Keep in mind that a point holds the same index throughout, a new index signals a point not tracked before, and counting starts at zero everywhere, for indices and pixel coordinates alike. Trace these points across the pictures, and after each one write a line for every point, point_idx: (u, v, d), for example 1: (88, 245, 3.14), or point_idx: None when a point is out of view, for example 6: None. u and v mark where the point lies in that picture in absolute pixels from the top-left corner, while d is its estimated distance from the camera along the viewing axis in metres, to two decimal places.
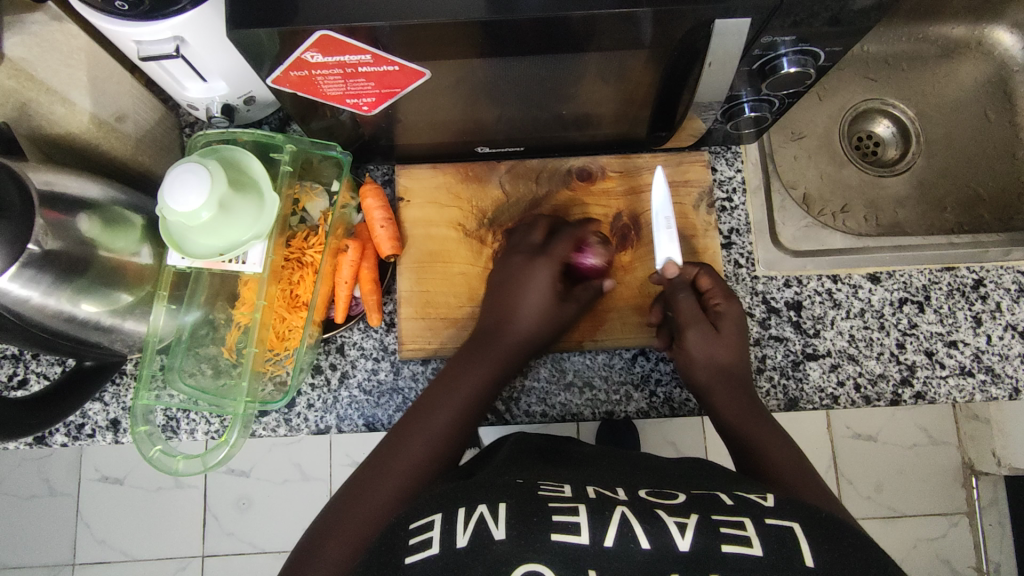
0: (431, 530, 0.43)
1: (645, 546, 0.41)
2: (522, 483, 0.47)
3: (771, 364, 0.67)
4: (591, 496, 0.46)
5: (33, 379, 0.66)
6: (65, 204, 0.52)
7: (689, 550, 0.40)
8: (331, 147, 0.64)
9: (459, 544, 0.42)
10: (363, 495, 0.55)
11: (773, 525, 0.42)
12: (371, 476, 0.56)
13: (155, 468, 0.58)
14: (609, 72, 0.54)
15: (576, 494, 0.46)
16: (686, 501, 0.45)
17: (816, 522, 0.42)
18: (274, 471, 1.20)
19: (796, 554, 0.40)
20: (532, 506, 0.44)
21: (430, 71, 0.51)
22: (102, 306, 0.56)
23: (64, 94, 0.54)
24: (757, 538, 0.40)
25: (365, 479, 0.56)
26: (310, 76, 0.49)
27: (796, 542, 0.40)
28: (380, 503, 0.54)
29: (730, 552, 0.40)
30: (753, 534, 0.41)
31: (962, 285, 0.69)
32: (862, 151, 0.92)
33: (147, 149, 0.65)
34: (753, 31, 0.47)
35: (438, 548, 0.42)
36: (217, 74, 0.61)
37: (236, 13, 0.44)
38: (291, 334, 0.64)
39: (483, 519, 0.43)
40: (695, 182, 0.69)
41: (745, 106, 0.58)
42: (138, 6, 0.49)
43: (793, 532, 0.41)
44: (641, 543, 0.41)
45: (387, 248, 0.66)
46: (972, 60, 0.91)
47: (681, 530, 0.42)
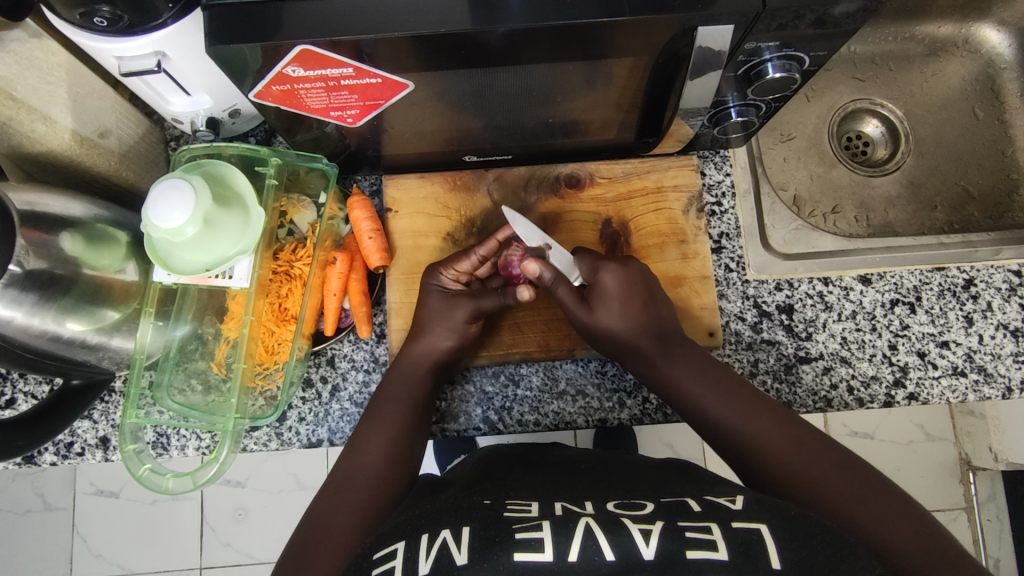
0: (394, 559, 0.43)
1: (610, 558, 0.41)
2: (488, 504, 0.48)
3: (763, 368, 0.67)
4: (558, 512, 0.46)
5: (21, 399, 0.66)
6: (47, 223, 0.52)
7: (653, 559, 0.41)
8: (316, 159, 0.64)
9: (420, 571, 0.42)
10: (343, 508, 0.56)
11: (740, 529, 0.42)
12: (344, 489, 0.57)
13: (144, 487, 0.57)
14: (595, 79, 0.54)
15: (543, 512, 0.46)
16: (655, 509, 0.46)
17: (786, 525, 0.42)
18: (270, 481, 1.23)
19: (762, 557, 0.40)
20: (497, 529, 0.44)
21: (414, 82, 0.51)
22: (88, 324, 0.56)
23: (45, 112, 0.54)
24: (723, 543, 0.41)
25: (339, 490, 0.57)
26: (293, 89, 0.49)
27: (762, 545, 0.40)
28: (355, 513, 0.55)
29: (695, 558, 0.40)
30: (719, 540, 0.41)
31: (952, 285, 0.69)
32: (852, 151, 0.92)
33: (132, 164, 0.64)
34: (737, 37, 0.47)
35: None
36: (200, 88, 0.60)
37: (216, 27, 0.43)
38: (280, 348, 0.63)
39: (446, 546, 0.43)
40: (683, 187, 0.69)
41: (731, 110, 0.58)
42: (117, 22, 0.49)
43: (762, 535, 0.41)
44: (605, 555, 0.41)
45: (375, 259, 0.65)
46: (959, 58, 0.91)
47: (645, 538, 0.42)
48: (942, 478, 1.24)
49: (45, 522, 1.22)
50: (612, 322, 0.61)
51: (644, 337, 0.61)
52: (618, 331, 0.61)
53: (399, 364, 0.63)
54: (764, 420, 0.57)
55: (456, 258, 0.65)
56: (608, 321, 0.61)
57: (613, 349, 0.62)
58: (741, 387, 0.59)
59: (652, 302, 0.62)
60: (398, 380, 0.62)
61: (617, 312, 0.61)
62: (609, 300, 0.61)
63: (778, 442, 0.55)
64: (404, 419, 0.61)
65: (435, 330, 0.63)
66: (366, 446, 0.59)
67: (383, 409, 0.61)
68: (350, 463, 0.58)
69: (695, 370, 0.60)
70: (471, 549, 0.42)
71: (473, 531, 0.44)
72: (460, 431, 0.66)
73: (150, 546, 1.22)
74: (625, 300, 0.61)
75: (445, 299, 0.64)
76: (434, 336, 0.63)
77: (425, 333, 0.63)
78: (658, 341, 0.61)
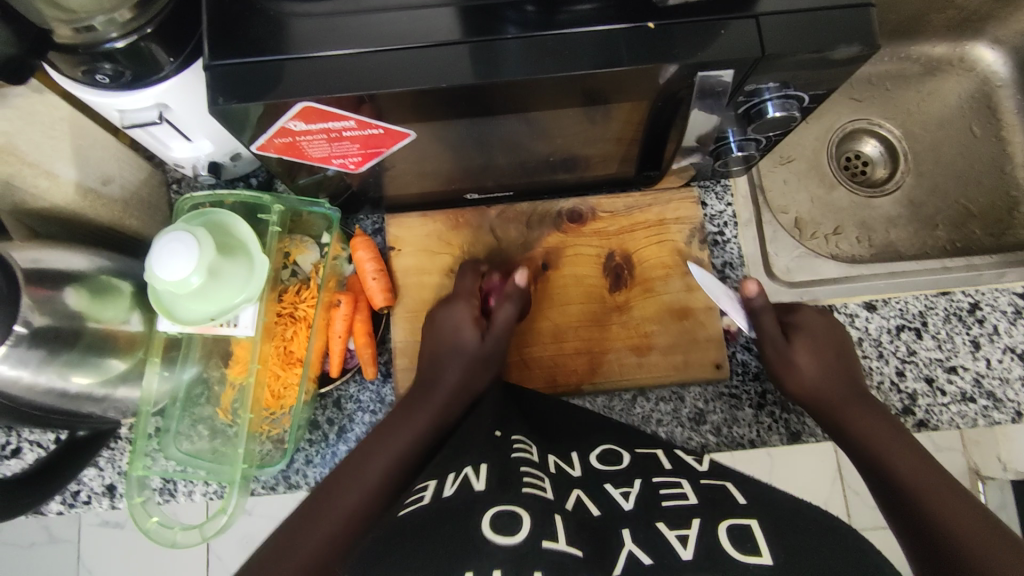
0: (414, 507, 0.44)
1: (625, 511, 0.41)
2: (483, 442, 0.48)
3: (771, 399, 0.67)
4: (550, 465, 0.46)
5: (27, 448, 0.65)
6: (52, 279, 0.52)
7: (666, 516, 0.41)
8: (318, 203, 0.64)
9: (438, 516, 0.43)
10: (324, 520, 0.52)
11: (749, 488, 0.42)
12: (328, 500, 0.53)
13: (152, 541, 0.57)
14: (594, 119, 0.54)
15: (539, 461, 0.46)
16: (630, 466, 0.46)
17: None
18: (276, 507, 1.20)
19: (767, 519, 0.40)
20: (508, 472, 0.43)
21: (415, 131, 0.51)
22: (93, 377, 0.56)
23: (49, 167, 0.54)
24: (735, 492, 0.41)
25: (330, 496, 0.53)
26: (295, 141, 0.49)
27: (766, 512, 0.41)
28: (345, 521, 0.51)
29: (706, 513, 0.41)
30: (689, 492, 0.41)
31: (958, 309, 0.68)
32: (851, 171, 0.92)
33: (135, 211, 0.65)
34: (737, 80, 0.47)
35: (419, 520, 0.43)
36: (202, 134, 0.60)
37: (219, 87, 0.44)
38: (287, 392, 0.63)
39: (440, 480, 0.42)
40: (685, 219, 0.69)
41: (732, 145, 0.58)
42: (120, 78, 0.50)
43: (769, 491, 0.41)
44: (620, 510, 0.42)
45: (380, 300, 0.66)
46: (955, 77, 0.91)
47: (656, 499, 0.42)
48: None
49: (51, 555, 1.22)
50: (804, 366, 0.60)
51: (829, 385, 0.59)
52: (803, 369, 0.60)
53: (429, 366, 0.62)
54: (916, 469, 0.51)
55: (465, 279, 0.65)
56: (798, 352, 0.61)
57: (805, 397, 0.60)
58: (901, 438, 0.53)
59: (843, 353, 0.62)
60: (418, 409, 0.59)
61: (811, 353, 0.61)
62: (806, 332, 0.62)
63: (934, 497, 0.48)
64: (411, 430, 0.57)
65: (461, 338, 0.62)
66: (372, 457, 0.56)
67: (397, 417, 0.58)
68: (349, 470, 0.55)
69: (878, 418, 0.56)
70: (487, 478, 0.41)
71: None
72: None
73: None
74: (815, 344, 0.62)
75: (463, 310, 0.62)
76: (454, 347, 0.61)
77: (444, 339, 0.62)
78: (841, 380, 0.60)
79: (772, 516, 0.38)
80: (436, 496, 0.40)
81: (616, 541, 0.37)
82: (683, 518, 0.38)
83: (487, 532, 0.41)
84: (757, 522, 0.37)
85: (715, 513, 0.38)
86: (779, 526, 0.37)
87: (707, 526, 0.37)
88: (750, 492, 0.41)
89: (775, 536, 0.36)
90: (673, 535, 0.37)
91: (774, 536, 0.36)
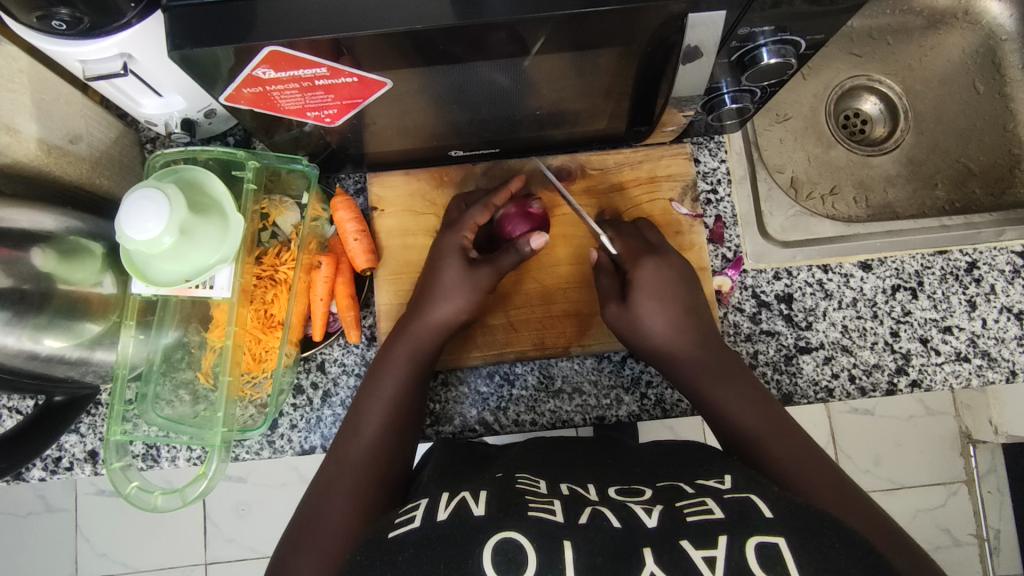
0: (417, 510, 0.44)
1: (616, 523, 0.42)
2: (501, 478, 0.49)
3: (763, 360, 0.65)
4: (565, 493, 0.46)
5: (5, 415, 0.64)
6: (15, 239, 0.50)
7: (656, 526, 0.41)
8: (296, 160, 0.62)
9: (439, 518, 0.43)
10: (340, 485, 0.53)
11: (732, 498, 0.43)
12: (343, 462, 0.55)
13: (132, 505, 0.56)
14: (581, 68, 0.51)
15: (551, 490, 0.47)
16: (653, 495, 0.46)
17: (793, 510, 0.41)
18: (272, 476, 1.22)
19: (754, 510, 0.41)
20: (513, 497, 0.44)
21: (392, 80, 0.49)
22: (67, 340, 0.55)
23: (9, 122, 0.51)
24: (718, 506, 0.42)
25: (331, 479, 0.54)
26: (266, 91, 0.47)
27: (753, 505, 0.42)
28: (353, 498, 0.52)
29: (696, 519, 0.41)
30: (714, 507, 0.42)
31: (955, 268, 0.67)
32: (849, 130, 0.90)
33: (106, 170, 0.62)
34: (730, 24, 0.45)
35: (419, 523, 0.42)
36: (172, 89, 0.58)
37: (181, 30, 0.41)
38: (268, 356, 0.61)
39: (465, 502, 0.44)
40: (678, 176, 0.67)
41: (726, 97, 0.56)
42: (77, 25, 0.46)
43: (752, 500, 0.43)
44: (613, 521, 0.42)
45: (362, 261, 0.64)
46: (959, 30, 0.88)
47: (647, 512, 0.43)
48: (943, 451, 1.24)
49: (49, 523, 1.23)
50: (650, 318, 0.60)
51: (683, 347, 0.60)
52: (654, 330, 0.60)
53: (400, 331, 0.61)
54: (773, 424, 0.55)
55: (474, 214, 0.63)
56: (649, 313, 0.60)
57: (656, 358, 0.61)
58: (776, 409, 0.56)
59: (693, 310, 0.61)
60: (403, 341, 0.60)
61: (654, 309, 0.60)
62: (650, 296, 0.61)
63: (798, 454, 0.53)
64: (397, 396, 0.58)
65: (455, 297, 0.61)
66: (365, 422, 0.57)
67: (382, 377, 0.59)
68: (350, 439, 0.56)
69: (739, 381, 0.58)
70: (489, 506, 0.43)
71: (489, 494, 0.45)
72: (455, 433, 0.65)
73: (155, 544, 1.22)
74: (658, 299, 0.61)
75: (470, 275, 0.61)
76: (447, 306, 0.61)
77: (436, 297, 0.61)
78: (689, 336, 0.60)
79: (798, 529, 0.39)
80: (461, 516, 0.42)
81: (639, 560, 0.39)
82: (710, 536, 0.39)
83: (484, 531, 0.40)
84: (785, 539, 0.39)
85: (742, 528, 0.40)
86: (806, 543, 0.39)
87: (734, 546, 0.39)
88: (775, 502, 0.42)
89: (803, 554, 0.38)
90: (700, 557, 0.38)
91: (802, 554, 0.38)
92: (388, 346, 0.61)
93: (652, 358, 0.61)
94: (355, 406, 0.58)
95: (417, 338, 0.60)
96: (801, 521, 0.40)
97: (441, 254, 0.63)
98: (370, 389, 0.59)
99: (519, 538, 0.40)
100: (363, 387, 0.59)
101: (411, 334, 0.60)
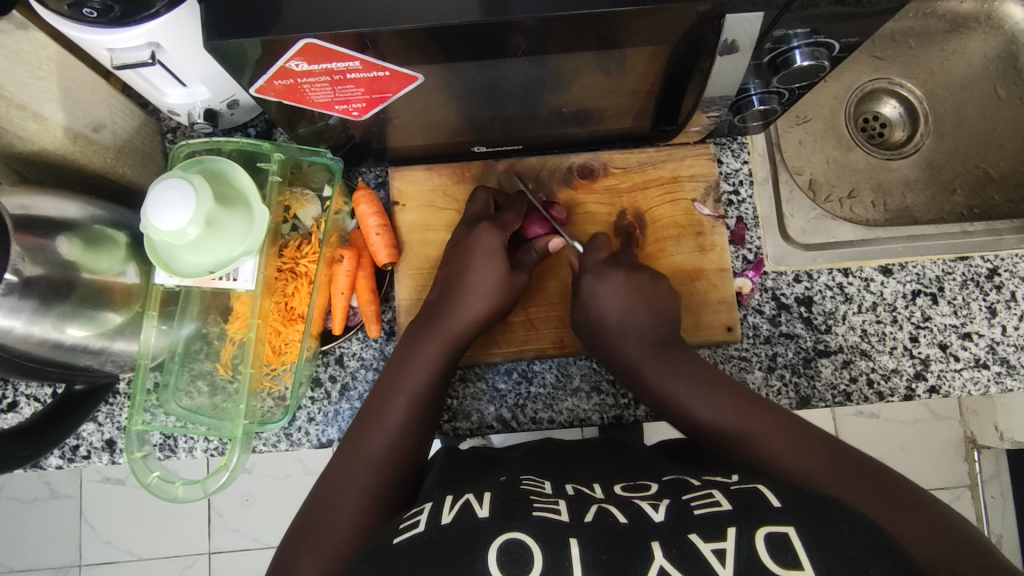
0: (420, 515, 0.44)
1: (623, 520, 0.42)
2: (506, 480, 0.49)
3: (782, 363, 0.65)
4: (570, 492, 0.47)
5: (23, 403, 0.64)
6: (43, 228, 0.50)
7: (663, 521, 0.41)
8: (319, 152, 0.62)
9: (442, 522, 0.43)
10: (350, 479, 0.53)
11: (739, 490, 0.43)
12: (356, 459, 0.54)
13: (152, 495, 0.56)
14: (609, 66, 0.51)
15: (556, 490, 0.47)
16: (659, 490, 0.46)
17: (801, 502, 0.41)
18: (278, 467, 1.23)
19: (762, 500, 0.41)
20: (517, 499, 0.45)
21: (423, 74, 0.49)
22: (90, 329, 0.54)
23: (36, 109, 0.51)
24: (726, 500, 0.42)
25: (345, 474, 0.53)
26: (296, 84, 0.47)
27: (761, 494, 0.42)
28: (366, 496, 0.52)
29: (702, 513, 0.41)
30: (721, 500, 0.42)
31: (975, 274, 0.67)
32: (868, 133, 0.89)
33: (128, 159, 0.62)
34: (765, 26, 0.45)
35: (422, 528, 0.42)
36: (197, 79, 0.57)
37: (216, 22, 0.41)
38: (288, 348, 0.61)
39: (469, 505, 0.44)
40: (701, 177, 0.66)
41: (754, 98, 0.55)
42: (108, 13, 0.46)
43: (760, 491, 0.43)
44: (619, 519, 0.42)
45: (383, 256, 0.64)
46: (981, 35, 0.88)
47: (654, 510, 0.43)
48: (947, 457, 1.24)
49: (54, 510, 1.23)
50: (603, 313, 0.59)
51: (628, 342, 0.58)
52: (609, 325, 0.59)
53: (430, 329, 0.60)
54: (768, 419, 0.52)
55: (512, 216, 0.63)
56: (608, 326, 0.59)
57: (617, 363, 0.59)
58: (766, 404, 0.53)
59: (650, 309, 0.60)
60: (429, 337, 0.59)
61: (612, 308, 0.59)
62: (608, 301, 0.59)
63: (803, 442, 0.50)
64: (418, 391, 0.57)
65: (488, 300, 0.60)
66: (385, 416, 0.56)
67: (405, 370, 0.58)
68: (365, 434, 0.55)
69: (701, 375, 0.56)
70: (492, 507, 0.44)
71: (493, 496, 0.46)
72: (472, 430, 0.65)
73: (160, 532, 1.23)
74: (614, 301, 0.59)
75: (505, 276, 0.61)
76: (480, 300, 0.60)
77: (472, 290, 0.60)
78: (643, 346, 0.58)
79: (807, 518, 0.39)
80: (466, 519, 0.42)
81: (647, 554, 0.39)
82: (718, 529, 0.40)
83: (495, 533, 0.40)
84: (794, 528, 0.38)
85: (750, 520, 0.40)
86: (815, 530, 0.38)
87: (743, 536, 0.39)
88: (783, 493, 0.42)
89: (813, 545, 0.37)
90: (709, 549, 0.38)
91: (813, 544, 0.37)
92: (412, 342, 0.59)
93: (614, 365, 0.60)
94: (376, 398, 0.57)
95: (450, 334, 0.60)
96: (809, 508, 0.40)
97: (479, 253, 0.61)
98: (388, 382, 0.58)
99: (523, 538, 0.40)
100: (381, 381, 0.58)
101: (435, 330, 0.60)
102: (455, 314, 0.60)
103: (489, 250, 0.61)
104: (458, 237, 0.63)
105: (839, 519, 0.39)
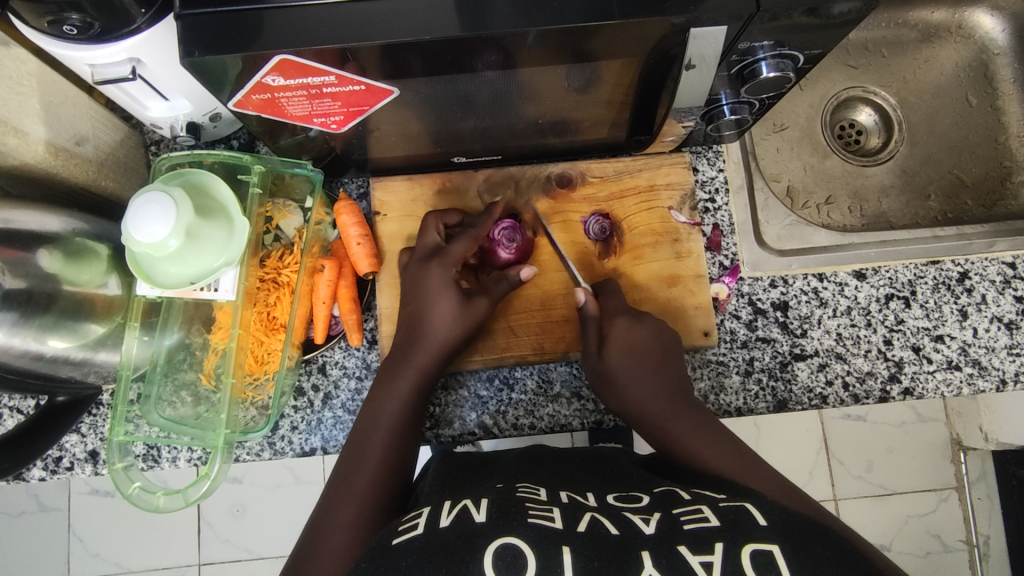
0: (419, 519, 0.45)
1: (614, 531, 0.42)
2: (502, 487, 0.49)
3: (759, 366, 0.66)
4: (564, 500, 0.47)
5: (6, 414, 0.64)
6: (23, 240, 0.51)
7: (654, 533, 0.42)
8: (301, 164, 0.62)
9: (441, 525, 0.43)
10: (344, 504, 0.54)
11: (727, 507, 0.44)
12: (347, 484, 0.56)
13: (134, 505, 0.56)
14: (583, 78, 0.52)
15: (550, 497, 0.48)
16: (650, 503, 0.47)
17: (788, 524, 0.42)
18: (267, 477, 1.23)
19: (750, 518, 0.42)
20: (513, 505, 0.45)
21: (399, 88, 0.50)
22: (72, 341, 0.55)
23: (18, 124, 0.52)
24: (714, 515, 0.43)
25: (336, 501, 0.55)
26: (274, 98, 0.48)
27: (747, 512, 0.43)
28: (355, 523, 0.53)
29: (693, 527, 0.42)
30: (710, 515, 0.43)
31: (947, 278, 0.68)
32: (844, 140, 0.91)
33: (111, 172, 0.63)
34: (731, 38, 0.46)
35: (422, 530, 0.43)
36: (178, 93, 0.58)
37: (192, 38, 0.42)
38: (270, 358, 0.62)
39: (467, 510, 0.45)
40: (677, 185, 0.68)
41: (724, 108, 0.57)
42: (88, 30, 0.47)
43: (746, 508, 0.44)
44: (611, 529, 0.43)
45: (365, 265, 0.64)
46: (952, 44, 0.90)
47: (645, 521, 0.44)
48: (934, 459, 1.25)
49: (42, 523, 1.22)
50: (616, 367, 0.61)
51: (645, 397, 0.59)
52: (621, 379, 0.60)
53: (405, 354, 0.61)
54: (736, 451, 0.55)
55: (458, 247, 0.63)
56: (620, 370, 0.60)
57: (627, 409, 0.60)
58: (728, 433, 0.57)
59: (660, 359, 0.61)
60: (406, 363, 0.61)
61: (626, 362, 0.61)
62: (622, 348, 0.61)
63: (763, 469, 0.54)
64: (394, 425, 0.59)
65: (449, 331, 0.61)
66: (371, 438, 0.58)
67: (388, 394, 0.60)
68: (353, 459, 0.57)
69: (698, 426, 0.57)
70: (490, 513, 0.44)
71: (490, 502, 0.46)
72: (455, 436, 0.65)
73: (149, 544, 1.22)
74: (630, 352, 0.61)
75: (461, 305, 0.61)
76: (439, 328, 0.61)
77: (432, 321, 0.61)
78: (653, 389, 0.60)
79: (791, 539, 0.41)
80: (464, 525, 0.43)
81: (637, 564, 0.39)
82: (708, 542, 0.40)
83: (485, 538, 0.41)
84: (778, 547, 0.40)
85: (738, 537, 0.41)
86: (798, 553, 0.40)
87: (730, 551, 0.40)
88: (769, 512, 0.43)
89: (796, 565, 0.39)
90: (698, 561, 0.39)
91: (795, 561, 0.39)
92: (391, 369, 0.61)
93: (622, 410, 0.61)
94: (363, 420, 0.59)
95: (422, 358, 0.61)
96: (794, 533, 0.41)
97: (432, 288, 0.62)
98: (370, 417, 0.59)
99: (518, 543, 0.41)
100: (363, 416, 0.60)
101: (409, 356, 0.61)
102: (425, 338, 0.61)
103: (443, 284, 0.62)
104: (412, 270, 0.64)
105: (821, 543, 0.41)
